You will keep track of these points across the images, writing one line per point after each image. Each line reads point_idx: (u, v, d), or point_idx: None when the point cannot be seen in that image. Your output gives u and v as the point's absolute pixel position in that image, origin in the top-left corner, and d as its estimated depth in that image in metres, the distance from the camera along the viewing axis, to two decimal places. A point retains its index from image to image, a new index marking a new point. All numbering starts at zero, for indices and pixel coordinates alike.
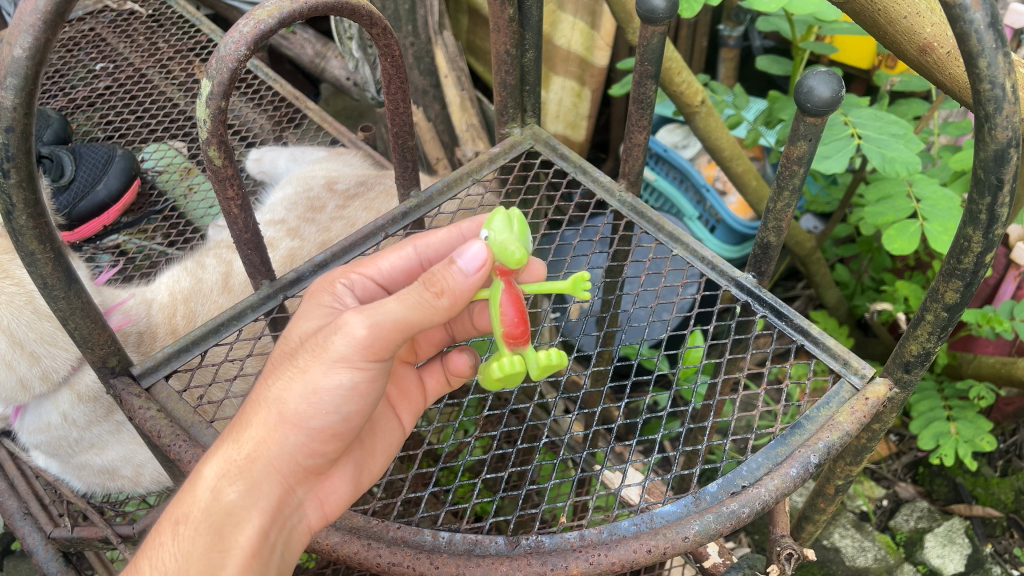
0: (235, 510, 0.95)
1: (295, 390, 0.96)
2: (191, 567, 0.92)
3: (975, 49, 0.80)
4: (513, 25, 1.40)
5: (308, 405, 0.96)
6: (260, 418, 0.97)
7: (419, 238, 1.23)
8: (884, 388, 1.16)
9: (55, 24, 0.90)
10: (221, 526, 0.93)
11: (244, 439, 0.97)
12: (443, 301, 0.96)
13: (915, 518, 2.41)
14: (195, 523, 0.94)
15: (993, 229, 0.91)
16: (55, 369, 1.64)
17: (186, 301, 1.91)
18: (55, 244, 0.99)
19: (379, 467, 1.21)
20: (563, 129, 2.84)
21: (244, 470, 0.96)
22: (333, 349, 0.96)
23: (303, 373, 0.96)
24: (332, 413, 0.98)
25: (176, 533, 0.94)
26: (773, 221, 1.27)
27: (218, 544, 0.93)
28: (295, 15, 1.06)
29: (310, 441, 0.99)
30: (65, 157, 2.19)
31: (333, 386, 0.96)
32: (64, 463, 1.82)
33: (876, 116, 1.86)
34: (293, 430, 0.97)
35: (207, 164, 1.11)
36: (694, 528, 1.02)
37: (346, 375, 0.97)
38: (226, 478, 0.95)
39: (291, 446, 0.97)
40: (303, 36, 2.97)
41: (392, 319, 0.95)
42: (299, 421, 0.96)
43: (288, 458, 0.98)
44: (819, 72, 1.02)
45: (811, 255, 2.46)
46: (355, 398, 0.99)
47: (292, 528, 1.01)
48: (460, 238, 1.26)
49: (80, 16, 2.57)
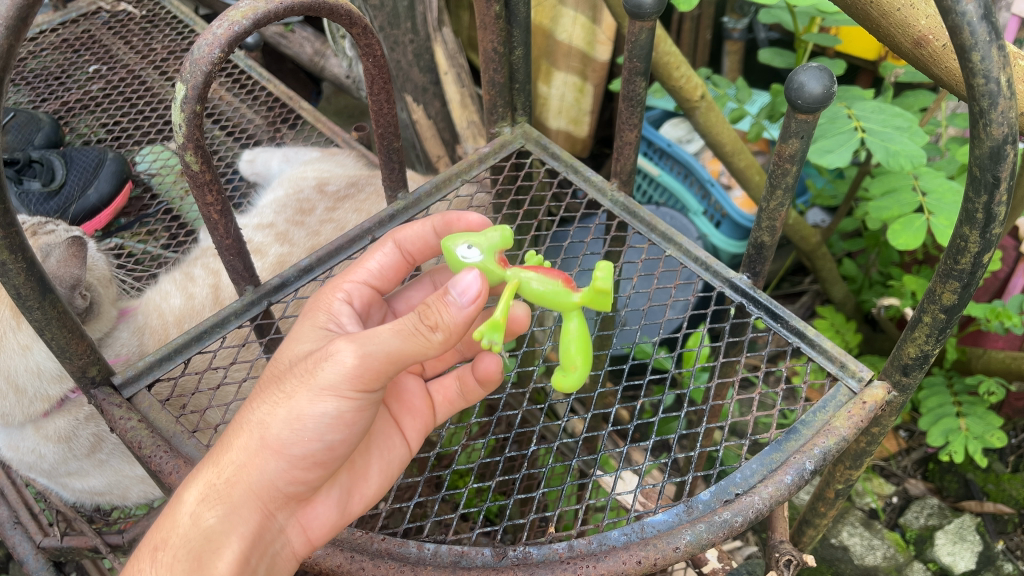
0: (215, 536, 0.91)
1: (279, 415, 0.92)
2: None
3: (969, 42, 0.77)
4: (500, 22, 1.37)
5: (292, 431, 0.92)
6: (241, 442, 0.93)
7: (395, 231, 1.21)
8: (882, 391, 1.13)
9: (17, 29, 0.88)
10: (199, 553, 0.90)
11: (225, 463, 0.93)
12: (438, 335, 0.92)
13: (925, 516, 2.37)
14: (173, 549, 0.91)
15: (990, 229, 0.88)
16: (15, 415, 1.65)
17: (178, 322, 1.89)
18: (26, 254, 0.97)
19: (378, 492, 1.12)
20: (565, 125, 2.81)
21: (224, 495, 0.92)
22: (321, 376, 0.91)
23: (288, 400, 0.92)
24: (316, 441, 0.93)
25: (153, 559, 0.91)
26: (767, 220, 1.24)
27: (196, 572, 0.89)
28: (270, 16, 1.04)
29: (293, 468, 0.94)
30: (55, 161, 2.16)
31: (318, 414, 0.91)
32: (48, 482, 1.82)
33: (879, 109, 1.82)
34: (274, 457, 0.92)
35: (184, 169, 1.08)
36: (686, 538, 0.99)
37: (332, 405, 0.91)
38: (206, 503, 0.92)
39: (272, 472, 0.93)
40: (302, 34, 2.94)
41: (384, 350, 0.91)
42: (281, 447, 0.92)
43: (269, 484, 0.94)
44: (809, 67, 0.98)
45: (815, 250, 2.42)
46: (340, 426, 0.93)
47: (272, 554, 0.97)
48: (434, 232, 1.22)
49: (74, 18, 2.56)
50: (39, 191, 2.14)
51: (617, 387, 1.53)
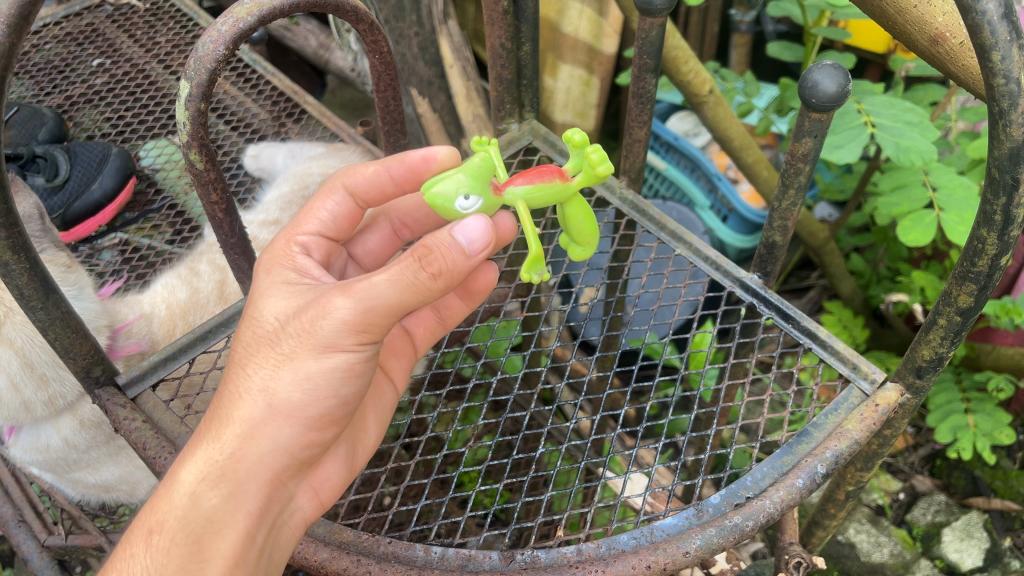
0: (217, 517, 0.90)
1: (284, 377, 0.92)
2: None
3: (989, 41, 0.75)
4: (508, 17, 1.34)
5: (299, 392, 0.93)
6: (243, 413, 0.92)
7: (346, 176, 1.19)
8: (895, 393, 1.11)
9: (19, 28, 0.87)
10: (200, 536, 0.89)
11: (227, 437, 0.92)
12: (439, 282, 0.93)
13: (932, 512, 2.35)
14: (170, 533, 0.89)
15: (1009, 230, 0.86)
16: (62, 395, 1.58)
17: (184, 314, 1.88)
18: (29, 254, 0.96)
19: (374, 441, 1.18)
20: (571, 118, 2.79)
21: (229, 472, 0.91)
22: (322, 333, 0.91)
23: (293, 362, 0.92)
24: (330, 397, 0.95)
25: (149, 544, 0.90)
26: (778, 220, 1.22)
27: (197, 555, 0.89)
28: (275, 13, 1.02)
29: (304, 431, 0.95)
30: (59, 156, 2.19)
31: (326, 370, 0.93)
32: (57, 475, 1.76)
33: (890, 104, 1.79)
34: (286, 422, 0.93)
35: (188, 168, 1.07)
36: (696, 543, 0.97)
37: (340, 358, 0.93)
38: (208, 482, 0.90)
39: (280, 438, 0.93)
40: (306, 27, 2.92)
41: (385, 299, 0.91)
42: (288, 409, 0.93)
43: (277, 454, 0.94)
44: (824, 65, 0.97)
45: (824, 245, 2.39)
46: (348, 381, 0.96)
47: (282, 524, 0.98)
48: (393, 181, 1.20)
49: (78, 11, 2.54)
50: (44, 186, 2.18)
51: (626, 387, 1.52)
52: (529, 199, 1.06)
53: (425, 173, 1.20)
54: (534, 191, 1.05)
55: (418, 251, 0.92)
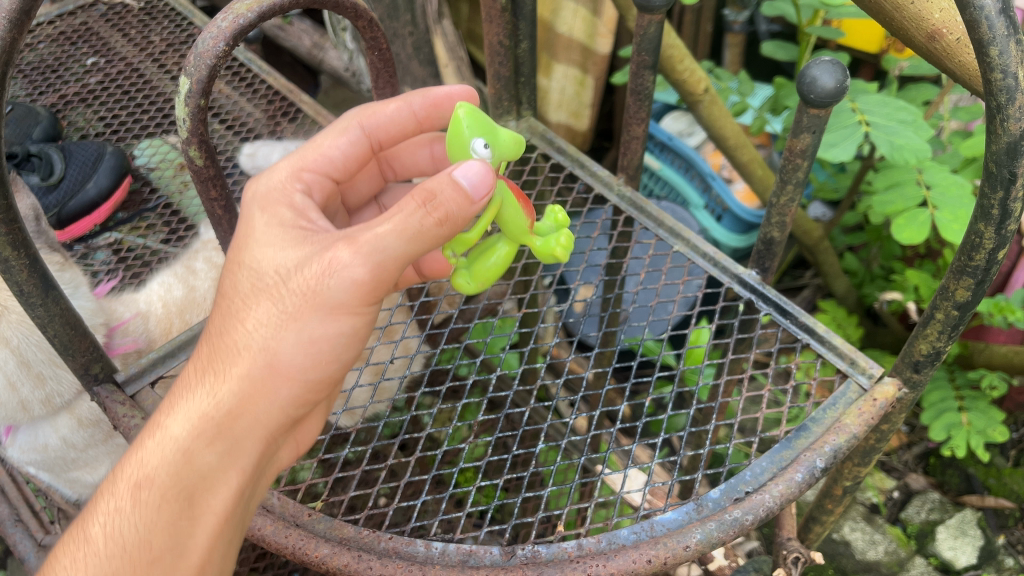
0: (211, 474, 0.90)
1: (288, 340, 0.92)
2: (156, 536, 0.87)
3: (986, 36, 0.76)
4: (506, 15, 1.35)
5: (302, 355, 0.93)
6: (241, 370, 0.92)
7: (364, 116, 1.18)
8: (893, 388, 1.12)
9: (21, 24, 0.88)
10: (192, 491, 0.89)
11: (225, 392, 0.91)
12: (445, 230, 0.92)
13: (926, 510, 2.35)
14: (162, 489, 0.88)
15: (1006, 225, 0.87)
16: (59, 394, 1.58)
17: (180, 313, 1.90)
18: (29, 250, 0.95)
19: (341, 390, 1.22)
20: (566, 118, 2.82)
21: (225, 429, 0.91)
22: (328, 295, 0.91)
23: (294, 323, 0.92)
24: (329, 364, 0.95)
25: (137, 499, 0.88)
26: (777, 216, 1.23)
27: (187, 511, 0.89)
28: (275, 9, 1.02)
29: (300, 394, 0.95)
30: (53, 155, 2.19)
31: (329, 336, 0.94)
32: (55, 474, 1.76)
33: (883, 103, 1.80)
34: (285, 385, 0.93)
35: (188, 165, 1.07)
36: (696, 537, 0.98)
37: (342, 325, 0.94)
38: (204, 439, 0.90)
39: (278, 400, 0.93)
40: (300, 27, 2.92)
41: (394, 254, 0.90)
42: (288, 370, 0.92)
43: (272, 414, 0.93)
44: (822, 61, 0.97)
45: (818, 244, 2.40)
46: (346, 347, 0.96)
47: (266, 477, 0.99)
48: (412, 116, 1.22)
49: (71, 10, 2.54)
50: (40, 185, 2.17)
51: (623, 385, 1.51)
52: (505, 202, 1.08)
53: (445, 107, 1.22)
54: (513, 200, 1.09)
55: (421, 194, 0.91)
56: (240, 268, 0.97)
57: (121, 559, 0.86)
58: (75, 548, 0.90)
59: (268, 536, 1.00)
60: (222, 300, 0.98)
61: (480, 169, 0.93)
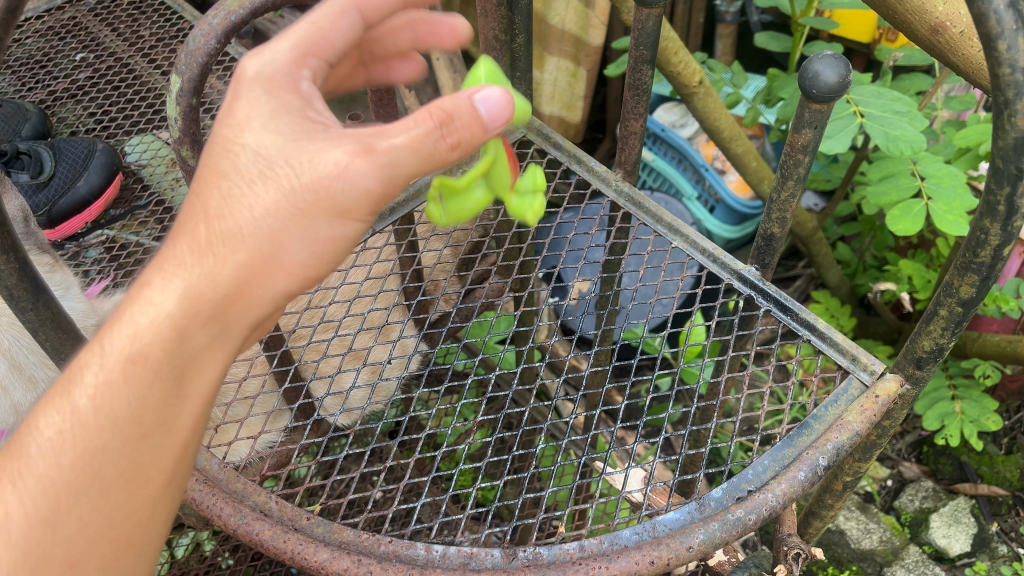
0: (199, 358, 0.71)
1: (299, 230, 0.75)
2: (138, 419, 0.66)
3: (994, 31, 0.75)
4: (501, 9, 1.33)
5: (309, 251, 0.76)
6: (245, 248, 0.72)
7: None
8: (895, 384, 1.11)
9: (6, 22, 0.86)
10: (175, 375, 0.69)
11: (225, 268, 0.71)
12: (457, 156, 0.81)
13: (920, 499, 2.37)
14: (153, 368, 0.67)
15: (1012, 221, 0.86)
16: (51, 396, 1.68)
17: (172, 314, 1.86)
18: (18, 254, 0.93)
19: None
20: (559, 110, 2.81)
21: (219, 313, 0.71)
22: (341, 191, 0.75)
23: (304, 215, 0.75)
24: (328, 263, 0.80)
25: (121, 374, 0.66)
26: (776, 212, 1.22)
27: (172, 399, 0.69)
28: (266, 6, 1.00)
29: (294, 293, 0.78)
30: (43, 153, 2.17)
31: (339, 236, 0.78)
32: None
33: (878, 94, 1.78)
34: (285, 276, 0.75)
35: (179, 165, 1.05)
36: (699, 537, 0.97)
37: (352, 226, 0.79)
38: (197, 317, 0.70)
39: (276, 291, 0.75)
40: (292, 20, 2.90)
41: (409, 170, 0.78)
42: (292, 262, 0.75)
43: (269, 305, 0.75)
44: (824, 55, 0.96)
45: (812, 235, 2.39)
46: (343, 251, 0.81)
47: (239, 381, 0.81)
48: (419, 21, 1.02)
49: (59, 5, 2.51)
50: (30, 183, 2.14)
51: (622, 381, 1.49)
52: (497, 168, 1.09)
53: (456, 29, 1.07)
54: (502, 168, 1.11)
55: (440, 115, 0.78)
56: (242, 136, 0.76)
57: (102, 436, 0.65)
58: (36, 421, 0.67)
59: (266, 541, 0.98)
60: (211, 165, 0.76)
61: (501, 98, 0.81)
